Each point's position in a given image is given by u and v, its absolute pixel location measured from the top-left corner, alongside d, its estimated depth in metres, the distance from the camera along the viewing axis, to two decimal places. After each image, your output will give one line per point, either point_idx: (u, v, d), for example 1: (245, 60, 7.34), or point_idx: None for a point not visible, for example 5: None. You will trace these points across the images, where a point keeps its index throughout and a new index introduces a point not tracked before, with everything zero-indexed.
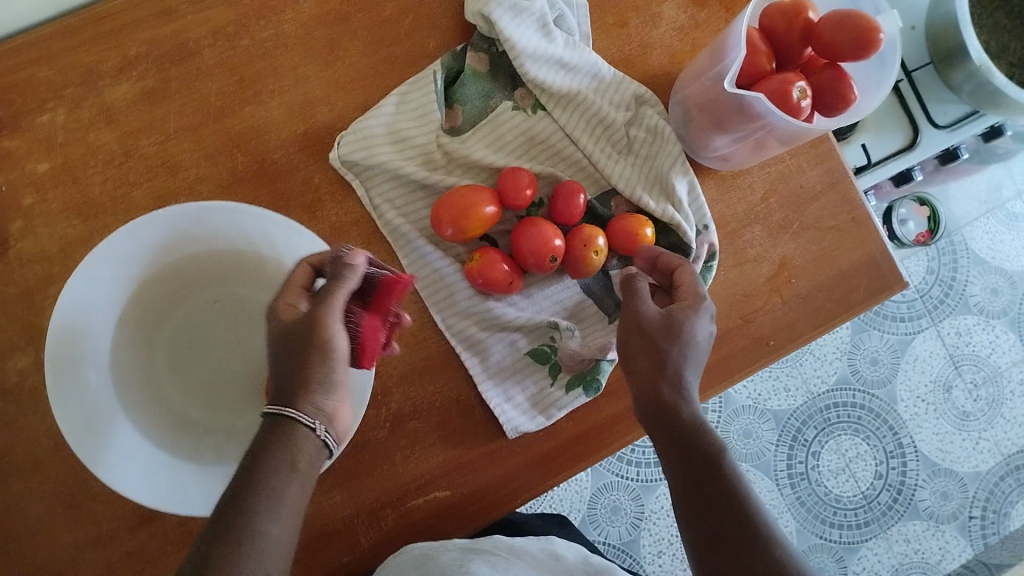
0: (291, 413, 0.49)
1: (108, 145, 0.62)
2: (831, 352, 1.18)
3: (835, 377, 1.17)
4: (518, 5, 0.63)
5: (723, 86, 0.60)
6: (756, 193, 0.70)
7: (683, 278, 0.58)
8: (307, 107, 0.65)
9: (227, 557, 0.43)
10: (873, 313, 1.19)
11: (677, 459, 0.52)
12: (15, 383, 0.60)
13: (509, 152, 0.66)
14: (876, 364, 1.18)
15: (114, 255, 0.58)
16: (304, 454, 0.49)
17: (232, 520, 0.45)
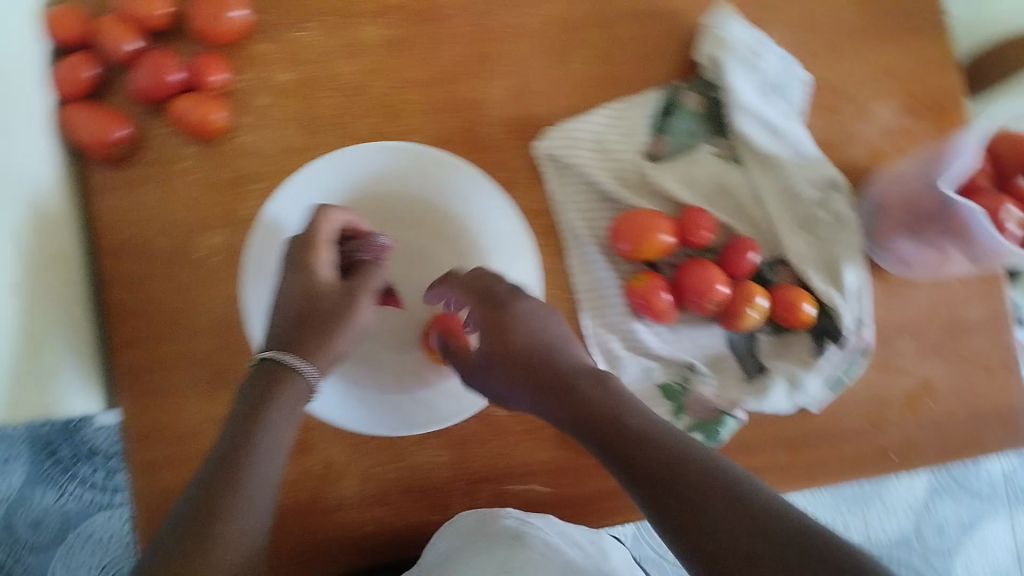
0: (288, 362, 0.53)
1: (343, 75, 0.67)
2: (900, 507, 1.12)
3: (896, 532, 1.12)
4: (753, 62, 0.67)
5: (935, 186, 0.61)
6: (919, 308, 0.70)
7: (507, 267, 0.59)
8: (527, 96, 0.68)
9: (223, 493, 0.47)
10: (953, 482, 1.15)
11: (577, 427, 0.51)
12: (204, 259, 0.66)
13: (696, 192, 0.67)
14: (942, 534, 1.13)
15: (336, 170, 0.64)
16: (297, 401, 0.53)
17: (230, 460, 0.48)
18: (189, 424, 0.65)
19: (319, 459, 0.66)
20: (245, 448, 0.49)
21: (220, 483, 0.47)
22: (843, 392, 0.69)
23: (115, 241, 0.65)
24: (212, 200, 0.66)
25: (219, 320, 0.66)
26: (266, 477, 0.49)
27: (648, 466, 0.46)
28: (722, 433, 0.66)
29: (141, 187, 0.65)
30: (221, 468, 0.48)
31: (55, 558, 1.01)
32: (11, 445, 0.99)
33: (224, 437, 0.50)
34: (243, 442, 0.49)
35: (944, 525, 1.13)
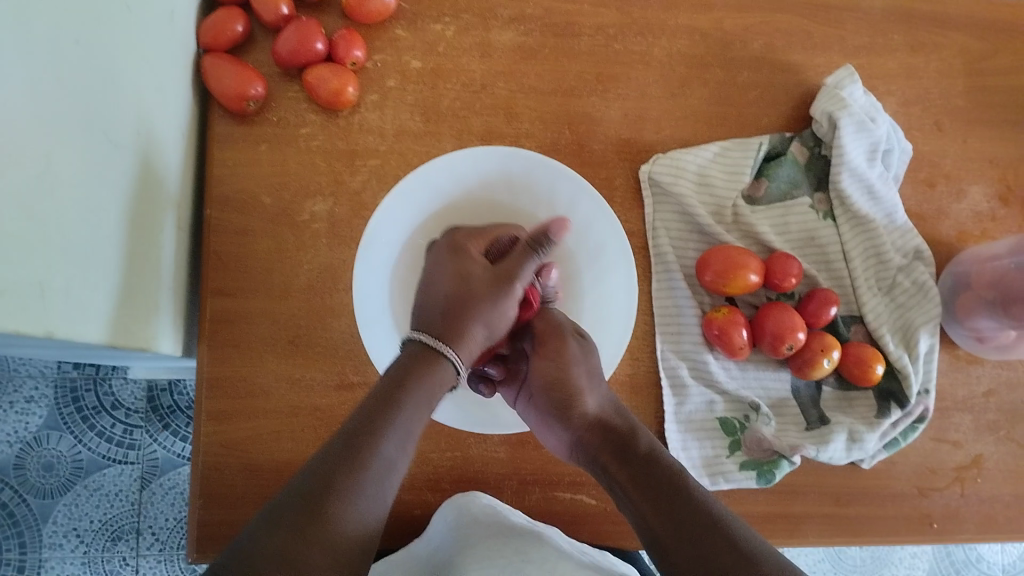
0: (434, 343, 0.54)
1: (473, 72, 0.70)
2: (901, 564, 1.12)
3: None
4: (864, 125, 0.70)
5: None
6: (980, 386, 0.72)
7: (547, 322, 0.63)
8: (640, 121, 0.72)
9: (341, 467, 0.44)
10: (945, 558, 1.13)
11: (637, 478, 0.53)
12: (304, 221, 0.66)
13: (787, 240, 0.70)
14: None
15: (450, 169, 0.66)
16: (432, 392, 0.52)
17: (362, 437, 0.47)
18: (262, 382, 0.63)
19: None
20: (365, 438, 0.47)
21: (346, 463, 0.45)
22: (896, 453, 0.70)
23: (223, 192, 0.65)
24: (324, 164, 0.67)
25: (310, 283, 0.65)
26: (386, 461, 0.47)
27: (684, 521, 0.48)
28: (777, 475, 0.66)
29: (259, 145, 0.67)
30: (346, 455, 0.45)
31: (58, 506, 0.96)
32: (38, 384, 0.98)
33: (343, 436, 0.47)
34: (366, 435, 0.47)
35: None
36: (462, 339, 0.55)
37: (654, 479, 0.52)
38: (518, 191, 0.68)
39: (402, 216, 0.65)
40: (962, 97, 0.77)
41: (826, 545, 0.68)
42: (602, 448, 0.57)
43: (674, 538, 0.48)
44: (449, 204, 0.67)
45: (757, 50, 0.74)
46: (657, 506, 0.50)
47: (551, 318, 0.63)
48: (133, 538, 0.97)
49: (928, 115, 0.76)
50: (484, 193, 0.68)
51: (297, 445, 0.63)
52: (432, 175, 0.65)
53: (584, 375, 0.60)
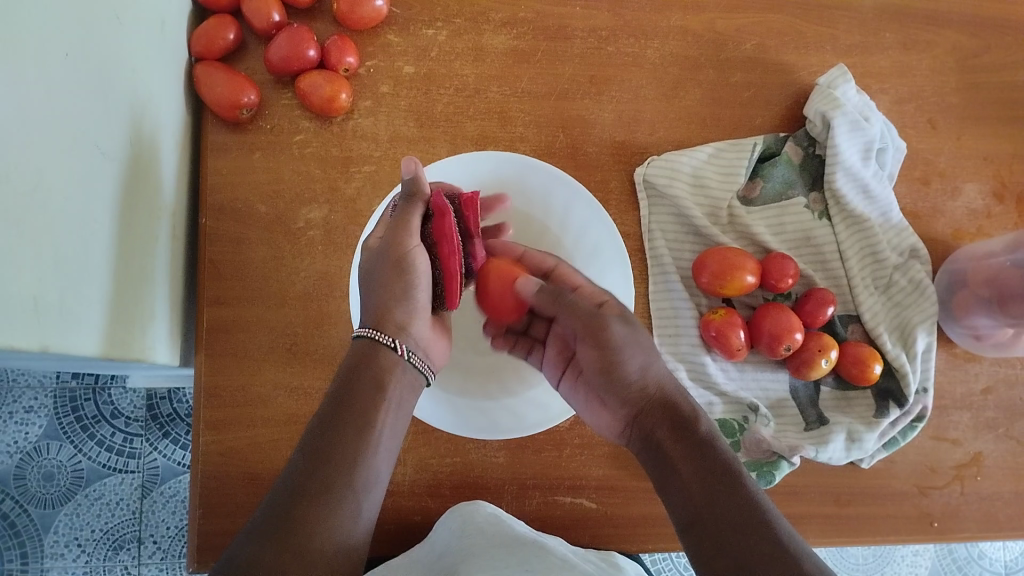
0: (369, 333, 0.52)
1: (466, 76, 0.70)
2: (904, 565, 1.12)
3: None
4: (858, 124, 0.70)
5: None
6: (978, 383, 0.72)
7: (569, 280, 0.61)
8: (634, 123, 0.72)
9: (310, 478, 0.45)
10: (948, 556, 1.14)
11: (687, 453, 0.51)
12: (299, 227, 0.66)
13: (783, 240, 0.71)
14: None
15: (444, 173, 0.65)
16: (387, 381, 0.51)
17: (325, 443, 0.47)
18: (258, 389, 0.63)
19: None
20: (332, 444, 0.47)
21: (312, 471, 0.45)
22: (896, 452, 0.70)
23: (218, 200, 0.65)
24: (318, 171, 0.67)
25: (306, 290, 0.65)
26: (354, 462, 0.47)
27: (721, 508, 0.47)
28: (777, 476, 0.65)
29: (253, 152, 0.66)
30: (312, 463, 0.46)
31: (58, 517, 0.95)
32: (36, 394, 0.98)
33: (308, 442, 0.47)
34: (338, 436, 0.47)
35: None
36: (387, 318, 0.53)
37: (708, 465, 0.50)
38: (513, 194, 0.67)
39: None
40: (955, 95, 0.77)
41: (827, 546, 0.68)
42: (661, 428, 0.54)
43: (708, 521, 0.47)
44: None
45: (750, 50, 0.74)
46: (702, 484, 0.49)
47: (579, 308, 0.58)
48: (134, 547, 0.96)
49: (922, 113, 0.76)
50: None
51: (295, 453, 0.62)
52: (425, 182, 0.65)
53: (638, 353, 0.57)
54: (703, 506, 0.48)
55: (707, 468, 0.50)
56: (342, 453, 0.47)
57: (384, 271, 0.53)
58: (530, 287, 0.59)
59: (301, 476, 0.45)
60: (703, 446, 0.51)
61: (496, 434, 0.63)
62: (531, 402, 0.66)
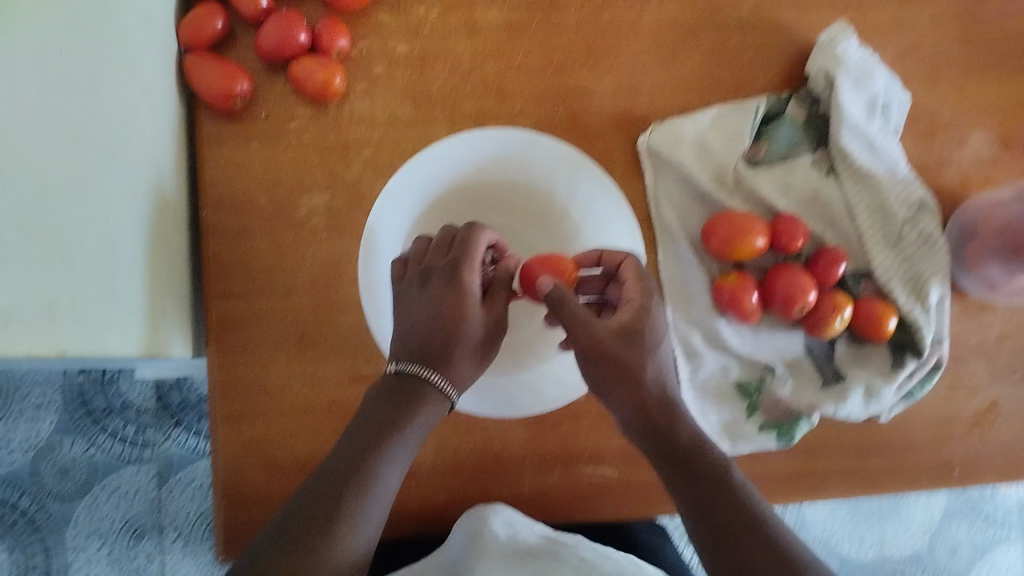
0: (423, 374, 0.53)
1: (460, 54, 0.69)
2: (917, 523, 1.14)
3: (910, 549, 1.14)
4: (862, 80, 0.69)
5: None
6: (993, 331, 0.72)
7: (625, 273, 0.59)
8: (633, 92, 0.71)
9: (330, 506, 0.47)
10: (968, 503, 1.15)
11: (677, 472, 0.52)
12: (303, 216, 0.65)
13: (791, 200, 0.70)
14: (954, 554, 1.16)
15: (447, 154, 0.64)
16: (427, 417, 0.53)
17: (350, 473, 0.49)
18: (274, 379, 0.62)
19: None
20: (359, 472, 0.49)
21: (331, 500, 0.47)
22: (914, 405, 0.69)
23: (216, 192, 0.64)
24: (318, 157, 0.66)
25: (314, 277, 0.64)
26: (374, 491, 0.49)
27: (728, 536, 0.49)
28: (797, 434, 0.66)
29: (249, 142, 0.65)
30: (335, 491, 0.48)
31: (79, 509, 0.96)
32: (44, 391, 0.96)
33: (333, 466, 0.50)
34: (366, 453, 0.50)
35: (955, 546, 1.16)
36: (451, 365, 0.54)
37: (701, 487, 0.51)
38: (518, 168, 0.66)
39: (402, 207, 0.64)
40: (954, 45, 0.75)
41: (846, 497, 0.69)
42: (643, 445, 0.54)
43: (718, 549, 0.49)
44: (448, 188, 0.66)
45: (748, 8, 0.73)
46: (698, 509, 0.51)
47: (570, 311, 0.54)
48: (156, 535, 0.97)
49: (922, 65, 0.74)
50: (483, 174, 0.66)
51: (312, 442, 0.62)
52: (429, 162, 0.64)
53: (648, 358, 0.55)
54: (711, 534, 0.50)
55: (707, 494, 0.51)
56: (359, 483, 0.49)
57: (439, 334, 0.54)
58: (544, 287, 0.56)
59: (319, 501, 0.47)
60: (692, 460, 0.52)
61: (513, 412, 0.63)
62: (548, 375, 0.66)
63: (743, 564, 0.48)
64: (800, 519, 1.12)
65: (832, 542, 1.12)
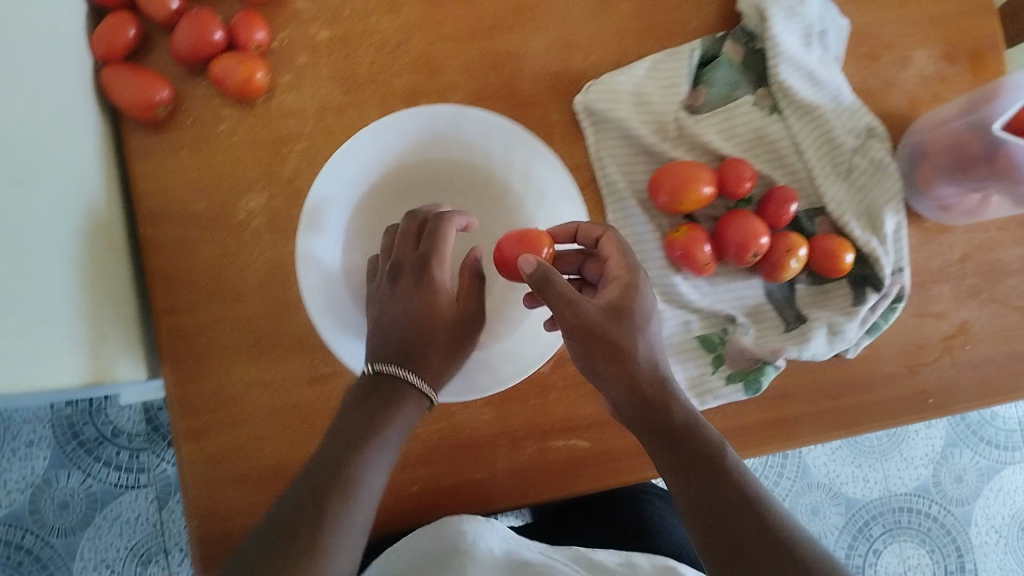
0: (401, 373, 0.53)
1: (384, 32, 0.67)
2: (919, 457, 1.16)
3: (916, 482, 1.16)
4: (794, 10, 0.68)
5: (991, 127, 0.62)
6: (954, 253, 0.70)
7: (608, 248, 0.57)
8: (566, 50, 0.69)
9: (312, 513, 0.45)
10: (968, 430, 1.18)
11: (669, 450, 0.49)
12: (242, 220, 0.64)
13: (735, 143, 0.69)
14: (961, 481, 1.17)
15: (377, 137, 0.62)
16: (405, 419, 0.52)
17: (329, 478, 0.47)
18: (232, 389, 0.62)
19: None
20: (339, 478, 0.47)
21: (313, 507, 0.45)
22: (881, 337, 0.69)
23: (153, 207, 0.64)
24: (250, 158, 0.64)
25: (261, 281, 0.64)
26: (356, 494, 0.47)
27: (722, 517, 0.46)
28: (764, 382, 0.65)
29: (178, 150, 0.64)
30: (313, 498, 0.45)
31: (82, 542, 0.96)
32: (35, 427, 0.97)
33: (309, 473, 0.47)
34: (345, 459, 0.48)
35: (960, 474, 1.17)
36: (424, 365, 0.54)
37: (693, 466, 0.48)
38: (452, 147, 0.65)
39: (338, 197, 0.62)
40: None
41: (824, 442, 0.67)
42: (637, 426, 0.52)
43: (712, 531, 0.46)
44: (383, 174, 0.64)
45: None
46: (688, 485, 0.48)
47: (557, 293, 0.52)
48: (163, 558, 0.98)
49: None
50: (418, 156, 0.65)
51: (278, 444, 0.62)
52: (361, 148, 0.62)
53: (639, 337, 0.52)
54: (705, 514, 0.46)
55: (700, 474, 0.48)
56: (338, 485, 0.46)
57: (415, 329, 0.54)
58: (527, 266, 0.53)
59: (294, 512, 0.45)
60: (686, 437, 0.49)
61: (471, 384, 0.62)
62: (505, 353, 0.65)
63: (738, 551, 0.45)
64: (801, 467, 1.15)
65: (835, 483, 1.15)
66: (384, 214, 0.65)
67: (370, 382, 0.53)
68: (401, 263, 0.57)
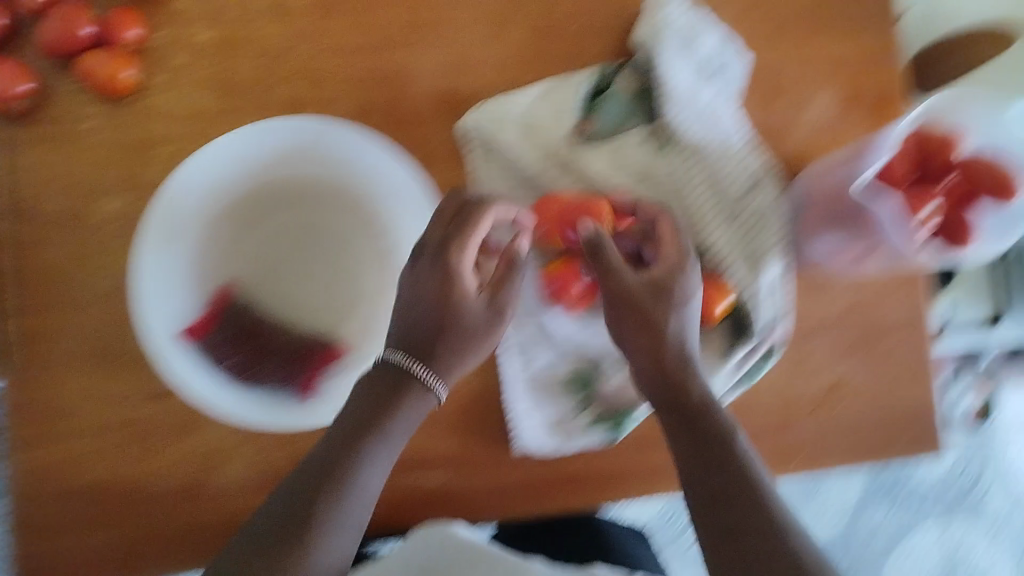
0: (411, 369, 0.57)
1: (266, 38, 0.64)
2: (833, 509, 1.17)
3: (827, 534, 1.16)
4: (687, 45, 0.67)
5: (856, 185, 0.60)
6: (836, 306, 0.69)
7: (663, 230, 0.59)
8: (457, 70, 0.66)
9: (314, 511, 0.52)
10: (884, 486, 1.18)
11: (677, 426, 0.56)
12: (99, 223, 0.62)
13: (624, 177, 0.67)
14: (874, 538, 1.17)
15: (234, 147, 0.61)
16: (404, 413, 0.56)
17: (328, 476, 0.53)
18: (70, 402, 0.61)
19: (199, 440, 0.62)
20: (341, 477, 0.53)
21: (316, 503, 0.52)
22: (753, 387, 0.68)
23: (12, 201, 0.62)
24: (114, 158, 0.62)
25: (109, 289, 0.62)
26: (359, 488, 0.54)
27: (711, 491, 0.53)
28: (625, 427, 0.65)
29: (41, 146, 0.62)
30: (318, 494, 0.52)
31: None
32: None
33: (315, 471, 0.54)
34: (347, 459, 0.54)
35: (874, 531, 1.17)
36: (436, 358, 0.58)
37: (699, 442, 0.54)
38: (319, 163, 0.63)
39: (190, 204, 0.61)
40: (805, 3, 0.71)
41: (685, 490, 0.67)
42: (658, 402, 0.57)
43: (705, 507, 0.53)
44: (251, 188, 0.64)
45: None
46: (691, 464, 0.54)
47: (603, 261, 0.57)
48: None
49: (768, 25, 0.70)
50: (286, 169, 0.64)
51: (112, 461, 0.61)
52: (217, 157, 0.61)
53: (666, 313, 0.56)
54: (716, 498, 0.52)
55: (707, 461, 0.53)
56: (338, 486, 0.53)
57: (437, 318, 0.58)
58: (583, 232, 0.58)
59: (306, 507, 0.52)
60: (696, 416, 0.55)
61: (303, 407, 0.60)
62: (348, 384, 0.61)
63: (729, 531, 0.51)
64: None
65: None
66: (254, 222, 0.64)
67: (376, 376, 0.58)
68: (442, 241, 0.58)
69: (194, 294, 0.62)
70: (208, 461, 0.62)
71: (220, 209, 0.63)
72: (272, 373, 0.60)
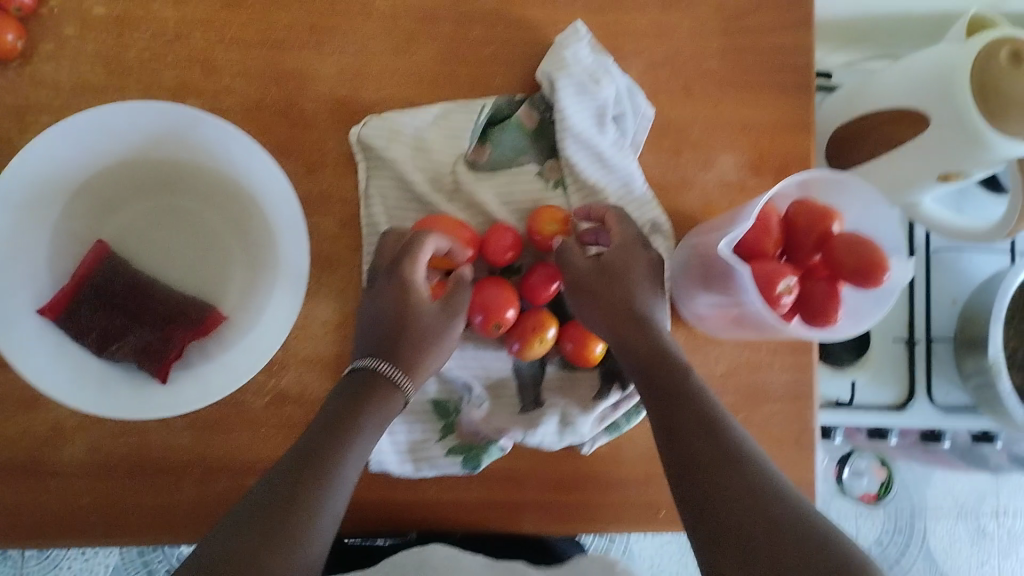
0: (379, 366, 0.57)
1: (164, 21, 0.64)
2: None
3: None
4: (586, 87, 0.67)
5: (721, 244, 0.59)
6: (717, 367, 0.69)
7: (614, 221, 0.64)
8: (356, 79, 0.66)
9: (295, 491, 0.49)
10: None
11: (674, 433, 0.53)
12: None
13: (513, 209, 0.67)
14: None
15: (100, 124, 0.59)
16: (387, 415, 0.57)
17: (311, 459, 0.51)
18: None
19: (43, 417, 0.62)
20: (324, 462, 0.51)
21: (295, 486, 0.49)
22: (622, 436, 0.68)
23: None
24: None
25: None
26: (340, 481, 0.51)
27: (722, 486, 0.49)
28: (483, 461, 0.64)
29: None
30: (295, 473, 0.50)
31: None
32: None
33: (296, 458, 0.51)
34: (327, 446, 0.52)
35: None
36: (401, 358, 0.58)
37: (698, 428, 0.53)
38: (191, 150, 0.62)
39: (48, 176, 0.59)
40: (716, 60, 0.71)
41: (541, 532, 0.67)
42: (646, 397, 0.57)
43: (709, 503, 0.49)
44: (113, 164, 0.62)
45: (491, 4, 0.68)
46: (696, 448, 0.52)
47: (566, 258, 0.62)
48: None
49: (677, 79, 0.71)
50: (157, 152, 0.62)
51: None
52: (78, 132, 0.59)
53: (628, 282, 0.61)
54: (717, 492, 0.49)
55: (700, 444, 0.52)
56: (319, 470, 0.51)
57: (398, 339, 0.58)
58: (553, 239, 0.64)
59: (276, 488, 0.49)
60: (680, 397, 0.55)
61: (140, 402, 0.58)
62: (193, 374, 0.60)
63: (733, 494, 0.48)
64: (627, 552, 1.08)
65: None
66: (114, 205, 0.62)
67: (348, 376, 0.58)
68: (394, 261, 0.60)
69: (41, 270, 0.60)
70: (51, 436, 0.63)
71: (80, 184, 0.61)
72: (128, 351, 0.59)
